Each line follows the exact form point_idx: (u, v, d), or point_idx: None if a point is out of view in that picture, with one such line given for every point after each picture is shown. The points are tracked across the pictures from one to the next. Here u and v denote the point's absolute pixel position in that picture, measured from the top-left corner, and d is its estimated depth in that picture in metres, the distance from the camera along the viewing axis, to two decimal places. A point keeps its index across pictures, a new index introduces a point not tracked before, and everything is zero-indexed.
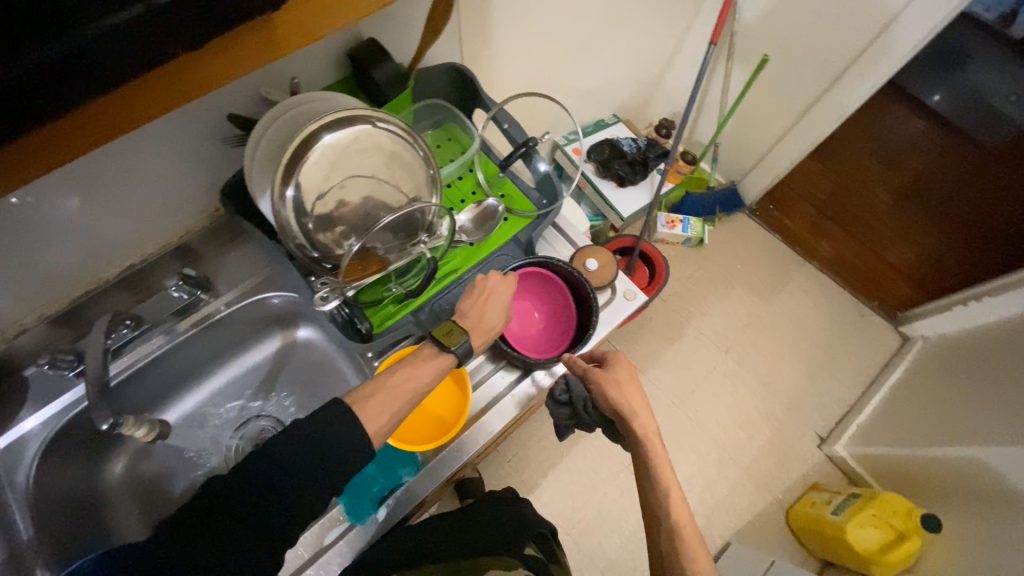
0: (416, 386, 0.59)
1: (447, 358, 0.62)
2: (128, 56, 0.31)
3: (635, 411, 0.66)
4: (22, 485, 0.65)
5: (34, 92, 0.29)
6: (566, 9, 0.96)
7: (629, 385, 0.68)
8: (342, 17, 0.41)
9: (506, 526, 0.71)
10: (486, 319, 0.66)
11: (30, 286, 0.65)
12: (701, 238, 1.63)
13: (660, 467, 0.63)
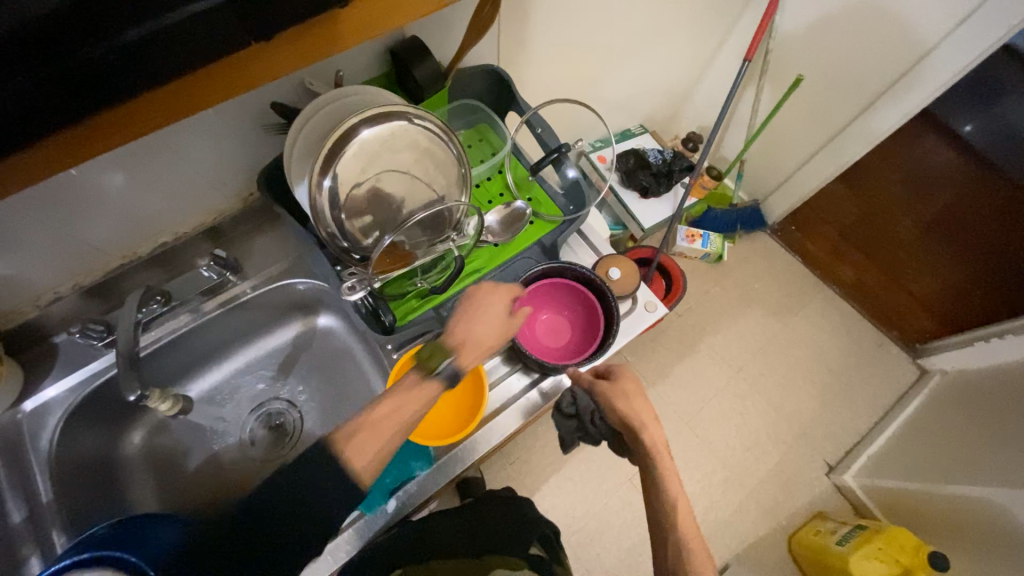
0: (403, 422, 0.55)
1: (437, 385, 0.58)
2: (202, 44, 0.33)
3: (644, 422, 0.64)
4: (44, 448, 0.67)
5: (116, 72, 0.31)
6: (604, 18, 0.97)
7: (638, 397, 0.66)
8: (391, 23, 0.42)
9: (511, 526, 0.73)
10: (476, 339, 0.61)
11: (67, 255, 0.66)
12: (720, 254, 1.62)
13: (667, 480, 0.61)
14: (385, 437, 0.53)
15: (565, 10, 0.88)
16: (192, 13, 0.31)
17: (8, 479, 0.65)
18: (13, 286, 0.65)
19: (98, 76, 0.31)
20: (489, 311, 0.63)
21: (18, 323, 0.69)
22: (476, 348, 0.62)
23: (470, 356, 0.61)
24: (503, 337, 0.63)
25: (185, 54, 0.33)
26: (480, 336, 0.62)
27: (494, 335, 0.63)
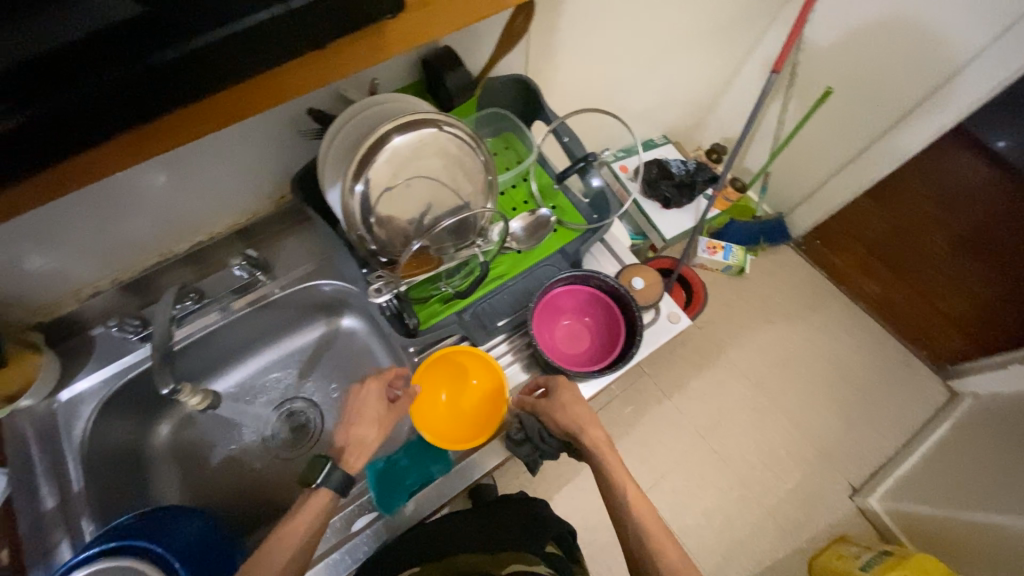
0: (300, 534, 0.60)
1: (330, 491, 0.64)
2: (263, 51, 0.36)
3: (584, 427, 0.67)
4: (77, 437, 0.69)
5: (190, 72, 0.35)
6: (631, 28, 0.97)
7: (573, 403, 0.68)
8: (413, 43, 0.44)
9: (526, 527, 0.71)
10: (353, 444, 0.68)
11: (108, 251, 0.69)
12: (742, 267, 1.59)
13: (614, 472, 0.67)
14: (293, 544, 0.59)
15: (594, 21, 0.88)
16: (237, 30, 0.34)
17: (43, 468, 0.67)
18: (56, 279, 0.68)
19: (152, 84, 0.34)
20: (362, 416, 0.70)
21: (59, 315, 0.71)
22: (360, 449, 0.68)
23: (356, 459, 0.68)
24: (383, 429, 0.70)
25: (227, 67, 0.36)
26: (362, 439, 0.69)
27: (374, 435, 0.69)
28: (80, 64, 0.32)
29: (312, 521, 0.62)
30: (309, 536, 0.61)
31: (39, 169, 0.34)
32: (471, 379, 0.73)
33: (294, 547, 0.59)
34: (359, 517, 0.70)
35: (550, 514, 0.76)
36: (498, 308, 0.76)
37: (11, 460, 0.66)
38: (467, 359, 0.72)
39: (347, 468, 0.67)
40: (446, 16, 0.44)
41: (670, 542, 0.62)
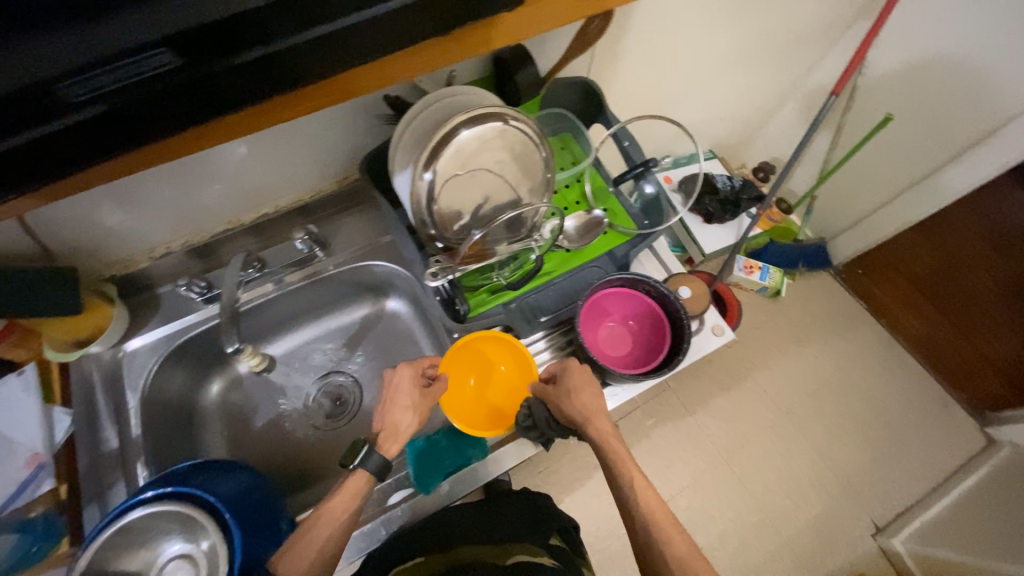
0: (341, 515, 0.61)
1: (367, 474, 0.64)
2: (391, 37, 0.39)
3: (591, 416, 0.66)
4: (138, 387, 0.73)
5: (328, 51, 0.38)
6: (696, 40, 0.98)
7: (580, 391, 0.67)
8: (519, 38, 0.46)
9: (533, 519, 0.71)
10: (390, 429, 0.67)
11: (185, 214, 0.73)
12: (778, 289, 1.56)
13: (621, 464, 0.64)
14: (332, 527, 0.61)
15: (661, 31, 0.90)
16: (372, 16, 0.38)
17: (108, 412, 0.71)
18: (135, 235, 0.72)
19: (293, 61, 0.38)
20: (398, 401, 0.69)
21: (132, 271, 0.76)
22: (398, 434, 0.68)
23: (393, 444, 0.68)
24: (419, 416, 0.68)
25: (355, 49, 0.39)
26: (399, 425, 0.68)
27: (412, 422, 0.68)
28: (241, 31, 0.35)
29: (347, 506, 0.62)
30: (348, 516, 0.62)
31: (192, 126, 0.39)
32: (498, 365, 0.76)
33: (334, 527, 0.61)
34: (396, 491, 0.73)
35: (554, 507, 0.77)
36: (543, 303, 0.77)
37: (79, 401, 0.71)
38: (496, 346, 0.75)
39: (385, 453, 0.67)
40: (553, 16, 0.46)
41: (682, 535, 0.60)
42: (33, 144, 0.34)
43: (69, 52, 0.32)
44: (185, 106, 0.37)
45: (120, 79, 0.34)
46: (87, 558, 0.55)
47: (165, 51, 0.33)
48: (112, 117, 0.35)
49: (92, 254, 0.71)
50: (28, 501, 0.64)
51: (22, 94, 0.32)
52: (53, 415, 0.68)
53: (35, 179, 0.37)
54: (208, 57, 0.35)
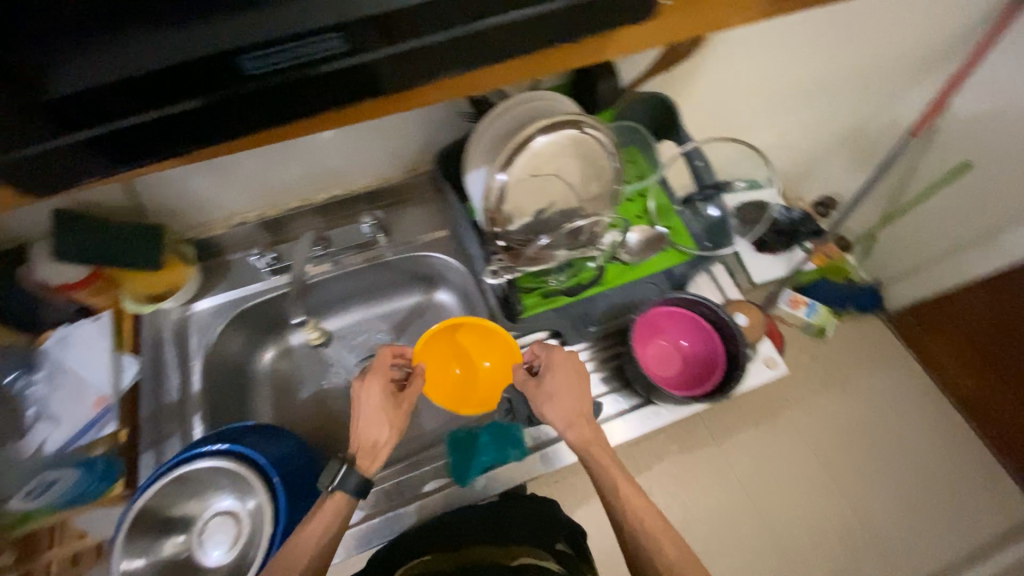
0: (317, 542, 0.58)
1: (345, 496, 0.61)
2: (525, 40, 0.43)
3: (573, 422, 0.66)
4: (204, 344, 0.77)
5: (467, 51, 0.42)
6: (772, 68, 0.98)
7: (562, 394, 0.66)
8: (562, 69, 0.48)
9: (537, 522, 0.67)
10: (365, 444, 0.63)
11: (269, 187, 0.79)
12: (823, 328, 1.41)
13: (603, 471, 0.64)
14: (309, 551, 0.57)
15: (744, 54, 0.90)
16: (504, 22, 0.41)
17: (173, 365, 0.75)
18: (219, 201, 0.77)
19: (428, 57, 0.42)
20: (366, 415, 0.64)
21: (209, 235, 0.81)
22: (377, 448, 0.64)
23: (373, 460, 0.63)
24: (397, 426, 0.65)
25: (482, 52, 0.43)
26: (377, 439, 0.64)
27: (391, 433, 0.65)
28: (402, 26, 0.40)
29: (323, 531, 0.59)
30: (326, 540, 0.59)
31: (335, 107, 0.44)
32: (483, 361, 0.76)
33: (311, 552, 0.58)
34: (430, 481, 0.72)
35: (562, 512, 0.72)
36: (592, 314, 0.77)
37: (148, 352, 0.75)
38: (481, 340, 0.74)
39: (367, 473, 0.63)
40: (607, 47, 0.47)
41: (670, 538, 0.61)
42: (205, 107, 0.40)
43: (259, 31, 0.37)
44: (329, 90, 0.42)
45: (294, 57, 0.39)
46: (145, 499, 0.59)
47: (336, 36, 0.38)
48: (274, 91, 0.40)
49: (178, 215, 0.77)
50: (93, 439, 0.67)
51: (211, 60, 0.38)
52: (123, 361, 0.72)
53: (189, 141, 0.42)
54: (370, 47, 0.40)
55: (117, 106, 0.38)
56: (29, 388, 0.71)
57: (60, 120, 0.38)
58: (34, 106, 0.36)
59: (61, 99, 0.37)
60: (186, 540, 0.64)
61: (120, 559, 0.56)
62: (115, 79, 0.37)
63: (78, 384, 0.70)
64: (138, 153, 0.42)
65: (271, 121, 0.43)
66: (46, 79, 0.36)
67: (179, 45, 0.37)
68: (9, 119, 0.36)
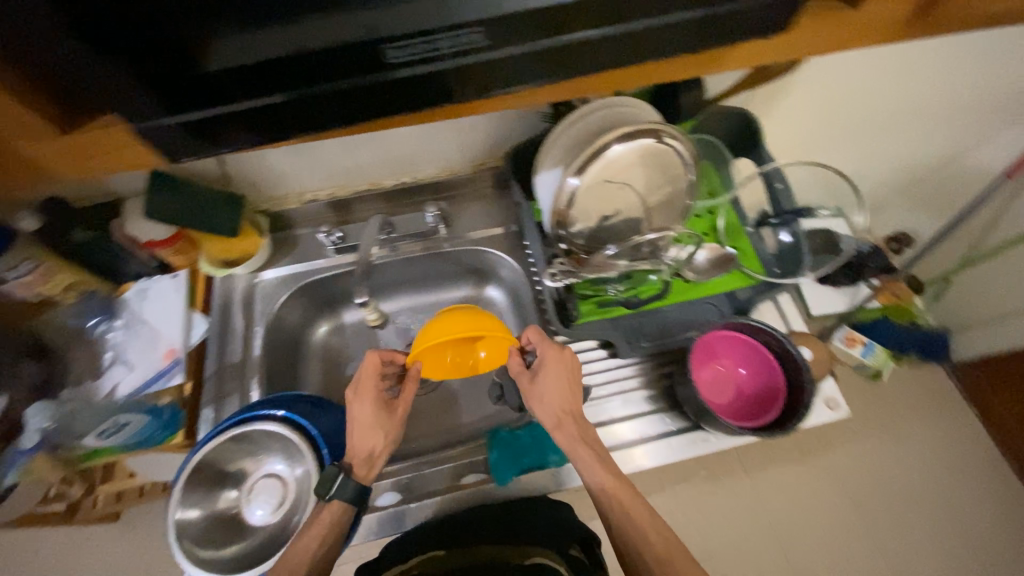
0: (312, 552, 0.58)
1: (341, 505, 0.60)
2: (650, 48, 0.41)
3: (559, 415, 0.66)
4: (267, 312, 0.81)
5: (596, 56, 0.41)
6: (866, 95, 0.92)
7: (549, 386, 0.67)
8: (609, 89, 0.46)
9: (550, 528, 0.64)
10: (361, 452, 0.63)
11: (344, 168, 0.81)
12: (880, 370, 1.23)
13: (588, 470, 0.63)
14: (305, 561, 0.57)
15: (833, 77, 0.86)
16: (634, 30, 0.40)
17: (238, 328, 0.79)
18: (296, 177, 0.80)
19: (556, 60, 0.41)
20: (359, 423, 0.64)
21: (282, 209, 0.85)
22: (373, 456, 0.64)
23: (369, 469, 0.64)
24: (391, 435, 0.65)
25: (606, 57, 0.42)
26: (374, 447, 0.64)
27: (387, 441, 0.65)
28: (543, 27, 0.38)
29: (317, 543, 0.59)
30: (322, 553, 0.59)
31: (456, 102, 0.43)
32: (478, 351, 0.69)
33: (307, 562, 0.57)
34: (470, 473, 0.73)
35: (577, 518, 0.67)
36: (646, 328, 0.74)
37: (216, 313, 0.79)
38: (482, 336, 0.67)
39: (364, 480, 0.63)
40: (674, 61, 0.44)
41: (652, 533, 0.60)
42: (335, 92, 0.39)
43: (407, 21, 0.36)
44: (456, 85, 0.41)
45: (432, 50, 0.38)
46: (200, 457, 0.62)
47: (478, 32, 0.37)
48: (405, 81, 0.39)
49: (257, 187, 0.80)
50: (161, 388, 0.72)
51: (354, 48, 0.37)
52: (193, 319, 0.77)
53: (313, 124, 0.42)
54: (506, 45, 0.39)
55: (258, 86, 0.38)
56: (109, 333, 0.76)
57: (204, 93, 0.37)
58: (189, 77, 0.36)
59: (212, 73, 0.36)
60: (237, 496, 0.66)
61: (175, 509, 0.59)
62: (266, 60, 0.36)
63: (152, 335, 0.75)
64: (266, 132, 0.42)
65: (391, 110, 0.42)
66: (204, 53, 0.35)
67: (327, 28, 0.36)
68: (163, 86, 0.36)
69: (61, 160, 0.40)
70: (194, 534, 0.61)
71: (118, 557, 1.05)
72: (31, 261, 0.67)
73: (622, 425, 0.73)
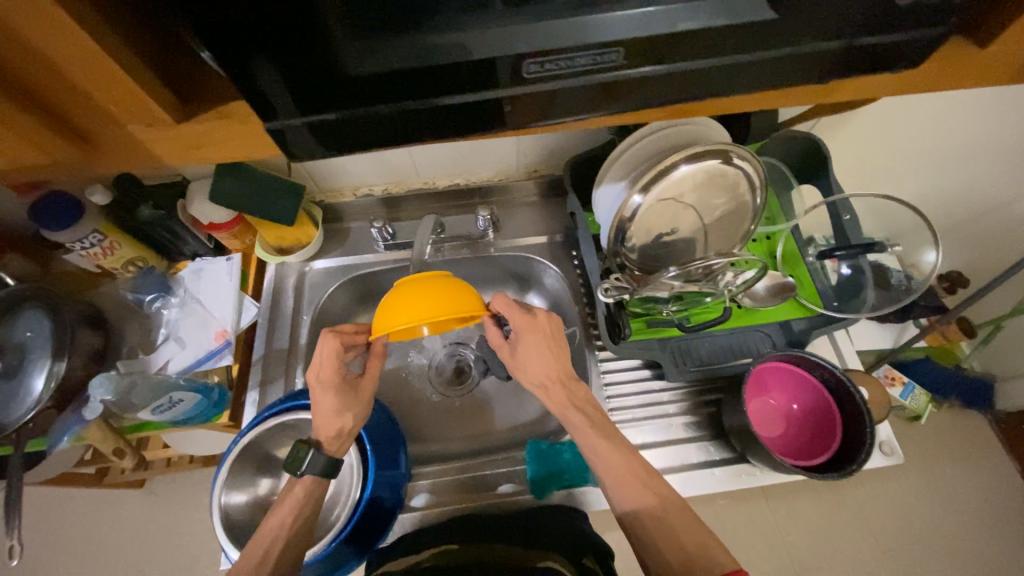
0: (288, 519, 0.57)
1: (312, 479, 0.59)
2: (773, 79, 0.39)
3: (546, 383, 0.65)
4: (316, 302, 0.82)
5: (717, 82, 0.39)
6: (943, 127, 0.87)
7: (530, 356, 0.65)
8: (704, 113, 0.46)
9: (562, 535, 0.61)
10: (329, 432, 0.61)
11: (400, 166, 0.81)
12: (921, 413, 1.13)
13: (583, 440, 0.62)
14: (281, 533, 0.56)
15: (907, 111, 0.84)
16: (770, 57, 0.37)
17: (286, 315, 0.80)
18: (354, 172, 0.81)
19: (685, 80, 0.38)
20: (322, 409, 0.60)
21: (336, 201, 0.86)
22: (342, 431, 0.62)
23: (342, 444, 0.62)
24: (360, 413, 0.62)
25: (737, 81, 0.39)
26: (341, 425, 0.61)
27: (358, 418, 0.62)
28: (681, 50, 0.36)
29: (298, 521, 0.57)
30: (299, 527, 0.57)
31: (571, 117, 0.41)
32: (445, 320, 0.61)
33: (284, 532, 0.56)
34: (507, 483, 0.72)
35: (592, 529, 0.64)
36: (694, 352, 0.72)
37: (266, 299, 0.81)
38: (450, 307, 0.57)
39: (336, 454, 0.61)
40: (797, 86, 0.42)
41: (648, 494, 0.58)
42: (457, 105, 0.38)
43: (549, 35, 0.34)
44: (581, 100, 0.39)
45: (568, 66, 0.36)
46: (243, 443, 0.62)
47: (618, 50, 0.35)
48: (531, 97, 0.38)
49: (312, 177, 0.81)
50: (211, 367, 0.73)
51: (487, 63, 0.35)
52: (244, 303, 0.77)
53: (394, 137, 0.40)
54: (638, 65, 0.37)
55: (380, 94, 0.36)
56: (164, 310, 0.78)
57: (334, 98, 0.36)
58: (325, 79, 0.34)
59: (351, 77, 0.34)
60: (277, 483, 0.68)
61: (221, 494, 0.60)
62: (403, 67, 0.34)
63: (205, 316, 0.75)
64: (350, 140, 0.40)
65: (499, 122, 0.40)
66: (344, 55, 0.33)
67: (467, 43, 0.34)
68: (290, 82, 0.34)
69: (162, 140, 0.39)
70: (238, 522, 0.61)
71: (138, 527, 1.06)
72: (98, 233, 0.70)
73: (664, 449, 0.72)
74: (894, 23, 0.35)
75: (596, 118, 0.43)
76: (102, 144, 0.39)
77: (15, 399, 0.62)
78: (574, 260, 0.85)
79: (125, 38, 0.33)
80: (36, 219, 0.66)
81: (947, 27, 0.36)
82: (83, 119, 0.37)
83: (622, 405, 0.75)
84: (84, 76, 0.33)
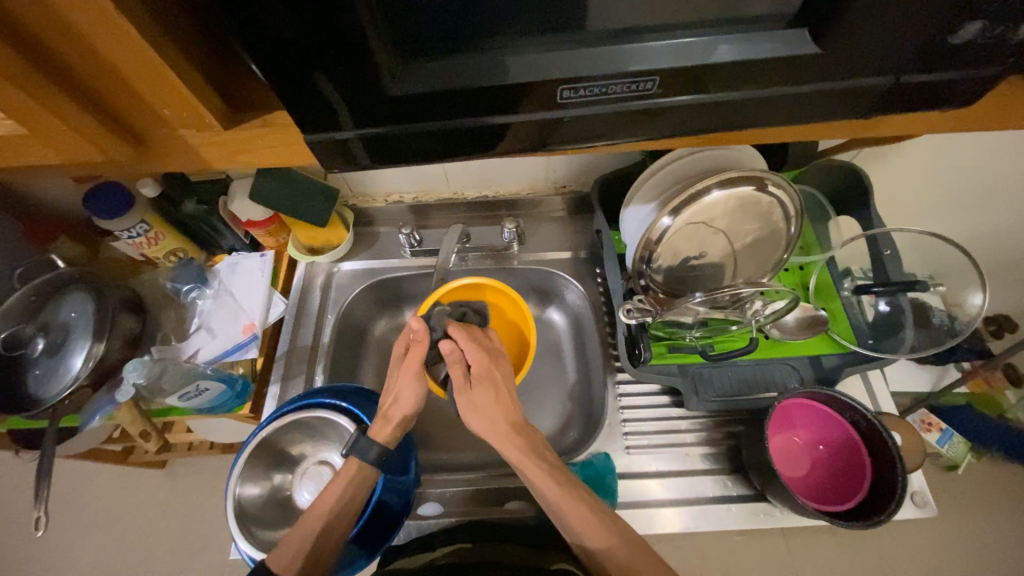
0: (332, 503, 0.58)
1: (359, 463, 0.61)
2: (812, 112, 0.38)
3: (500, 429, 0.58)
4: (342, 302, 0.84)
5: (756, 115, 0.38)
6: (995, 165, 0.83)
7: (484, 401, 0.59)
8: (742, 142, 0.45)
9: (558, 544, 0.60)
10: (384, 410, 0.64)
11: (431, 176, 0.84)
12: (958, 463, 1.06)
13: (552, 492, 0.55)
14: (316, 515, 0.58)
15: (954, 146, 0.81)
16: (810, 91, 0.36)
17: (312, 314, 0.82)
18: (386, 179, 0.84)
19: (724, 109, 0.38)
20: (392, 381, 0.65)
21: (367, 206, 0.88)
22: (391, 419, 0.63)
23: (390, 425, 0.63)
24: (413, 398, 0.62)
25: (780, 113, 0.38)
26: (389, 410, 0.63)
27: (406, 406, 0.62)
28: (715, 81, 0.36)
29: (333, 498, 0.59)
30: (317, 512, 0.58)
31: (605, 143, 0.41)
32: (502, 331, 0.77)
33: (325, 519, 0.57)
34: (514, 499, 0.71)
35: None
36: (716, 382, 0.70)
37: (294, 295, 0.83)
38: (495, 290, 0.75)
39: (380, 437, 0.62)
40: (842, 121, 0.41)
41: (591, 515, 0.54)
42: (488, 125, 0.38)
43: (586, 64, 0.35)
44: (615, 125, 0.39)
45: (606, 93, 0.36)
46: (260, 437, 0.64)
47: (654, 78, 0.35)
48: (567, 121, 0.38)
49: (347, 182, 0.84)
50: (237, 358, 0.76)
51: (520, 87, 0.35)
52: (273, 298, 0.81)
53: (418, 154, 0.41)
54: (673, 93, 0.36)
55: (414, 113, 0.37)
56: (198, 300, 0.80)
57: (372, 114, 0.37)
58: (364, 98, 0.35)
59: (390, 97, 0.35)
60: (290, 477, 0.70)
61: (236, 484, 0.62)
62: (434, 89, 0.35)
63: (234, 308, 0.79)
64: (381, 154, 0.41)
65: (530, 143, 0.41)
66: (385, 75, 0.34)
67: (498, 67, 0.35)
68: (335, 96, 0.35)
69: (210, 143, 0.42)
70: (251, 513, 0.63)
71: (156, 507, 1.09)
72: (144, 224, 0.73)
73: (680, 479, 0.69)
74: (947, 62, 0.34)
75: (632, 144, 0.43)
76: (156, 144, 0.42)
77: (56, 374, 0.65)
78: (597, 278, 0.85)
79: (178, 47, 0.35)
80: (90, 208, 0.70)
81: (1001, 67, 0.34)
82: (143, 123, 0.40)
83: (637, 430, 0.73)
84: (143, 83, 0.35)
